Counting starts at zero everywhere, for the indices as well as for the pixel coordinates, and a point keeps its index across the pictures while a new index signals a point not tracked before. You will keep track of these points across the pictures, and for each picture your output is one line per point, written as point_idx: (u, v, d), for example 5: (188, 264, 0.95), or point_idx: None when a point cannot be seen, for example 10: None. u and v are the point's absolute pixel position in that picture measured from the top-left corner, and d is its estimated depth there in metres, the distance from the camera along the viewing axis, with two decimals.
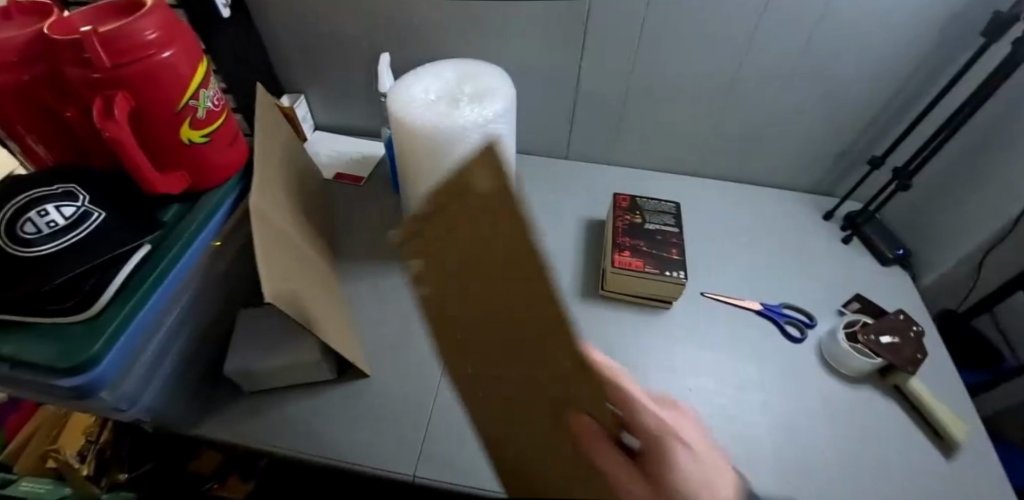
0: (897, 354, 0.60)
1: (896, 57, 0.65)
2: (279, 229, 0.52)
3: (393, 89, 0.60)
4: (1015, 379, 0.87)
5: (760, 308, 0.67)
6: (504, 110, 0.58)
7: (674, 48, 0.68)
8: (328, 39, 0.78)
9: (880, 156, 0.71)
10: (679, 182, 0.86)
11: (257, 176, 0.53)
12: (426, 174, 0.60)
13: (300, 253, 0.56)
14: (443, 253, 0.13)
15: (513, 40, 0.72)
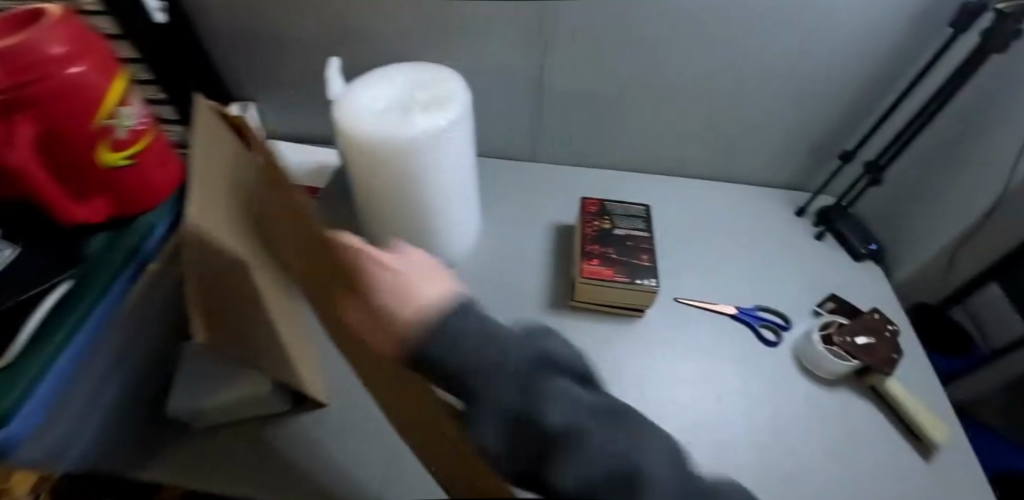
0: (872, 355, 0.59)
1: (865, 51, 0.63)
2: (230, 161, 0.43)
3: (340, 99, 0.56)
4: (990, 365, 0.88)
5: (734, 311, 0.66)
6: (460, 117, 0.54)
7: (639, 47, 0.65)
8: (276, 44, 0.73)
9: (851, 151, 0.70)
10: (652, 181, 0.83)
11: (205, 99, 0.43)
12: (381, 186, 0.56)
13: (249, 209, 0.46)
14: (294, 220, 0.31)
15: (471, 41, 0.68)
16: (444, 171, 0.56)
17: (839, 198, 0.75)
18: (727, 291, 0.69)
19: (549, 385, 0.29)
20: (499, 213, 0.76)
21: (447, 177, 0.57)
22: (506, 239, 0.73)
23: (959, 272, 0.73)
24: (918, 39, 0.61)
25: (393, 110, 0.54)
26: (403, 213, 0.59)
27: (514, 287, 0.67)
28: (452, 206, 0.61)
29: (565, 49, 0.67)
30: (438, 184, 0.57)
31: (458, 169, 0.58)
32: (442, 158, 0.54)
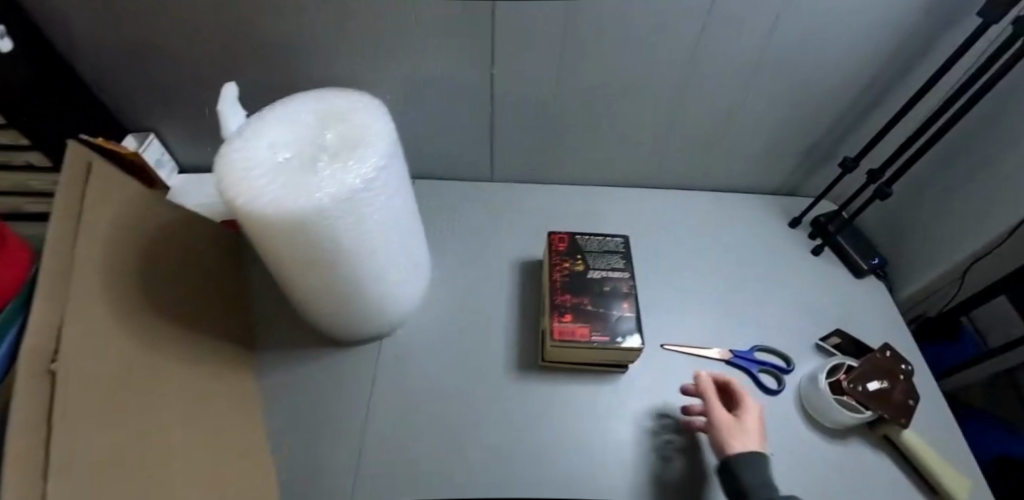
0: (886, 404, 0.51)
1: (876, 41, 0.53)
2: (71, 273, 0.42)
3: (223, 149, 0.43)
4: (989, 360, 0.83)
5: (729, 356, 0.57)
6: (381, 169, 0.42)
7: (610, 50, 0.54)
8: (172, 66, 0.60)
9: (853, 157, 0.61)
10: (626, 197, 0.74)
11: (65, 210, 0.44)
12: (292, 261, 0.45)
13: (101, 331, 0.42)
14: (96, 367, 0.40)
15: (404, 55, 0.56)
16: (370, 234, 0.44)
17: (841, 206, 0.66)
18: (719, 328, 0.61)
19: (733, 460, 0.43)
20: (453, 253, 0.66)
21: (376, 242, 0.46)
22: (463, 286, 0.63)
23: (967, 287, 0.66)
24: (933, 30, 0.52)
25: (294, 164, 0.42)
26: (328, 286, 0.48)
27: (474, 345, 0.58)
28: (389, 267, 0.50)
29: (519, 58, 0.55)
30: (364, 251, 0.46)
31: (389, 228, 0.47)
32: (363, 223, 0.43)
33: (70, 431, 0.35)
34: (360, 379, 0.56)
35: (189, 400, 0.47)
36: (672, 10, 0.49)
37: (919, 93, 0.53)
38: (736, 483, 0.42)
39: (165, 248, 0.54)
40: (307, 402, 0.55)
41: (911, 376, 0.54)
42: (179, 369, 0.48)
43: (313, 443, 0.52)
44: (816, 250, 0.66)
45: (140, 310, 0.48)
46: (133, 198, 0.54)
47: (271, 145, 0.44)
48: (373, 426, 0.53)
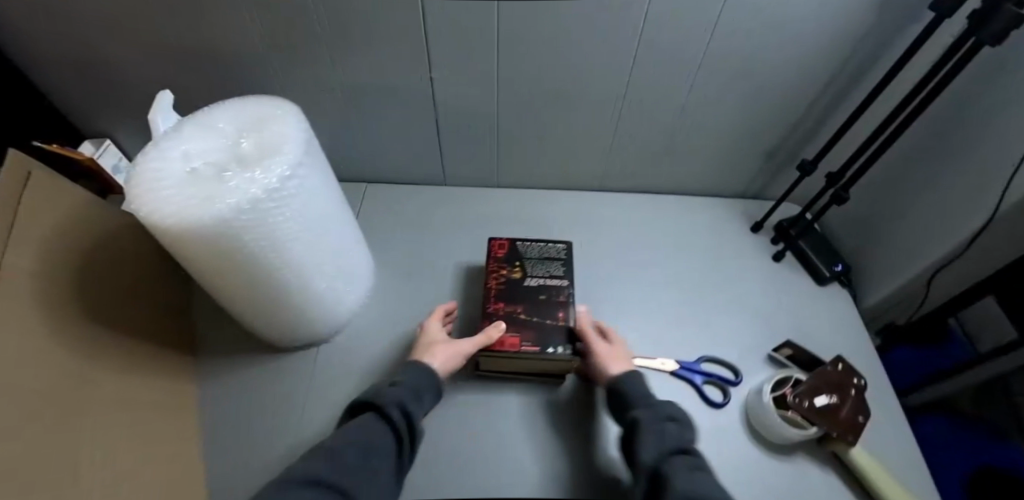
0: (834, 420, 0.49)
1: (828, 40, 0.50)
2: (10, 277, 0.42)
3: (138, 160, 0.43)
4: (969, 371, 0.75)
5: (674, 368, 0.55)
6: (291, 178, 0.41)
7: (549, 53, 0.53)
8: (119, 72, 0.61)
9: (812, 160, 0.58)
10: (580, 201, 0.72)
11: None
12: (211, 274, 0.44)
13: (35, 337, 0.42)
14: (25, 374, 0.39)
15: (340, 62, 0.56)
16: (285, 244, 0.44)
17: (803, 210, 0.63)
18: (664, 337, 0.59)
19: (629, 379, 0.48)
20: (399, 260, 0.66)
21: (294, 252, 0.45)
22: (407, 292, 0.63)
23: (932, 297, 0.63)
24: (889, 26, 0.49)
25: (204, 175, 0.41)
26: (253, 297, 0.47)
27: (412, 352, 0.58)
28: (315, 277, 0.50)
29: (457, 63, 0.54)
30: (282, 262, 0.45)
31: (308, 237, 0.46)
32: (276, 234, 0.42)
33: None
34: (297, 387, 0.56)
35: (121, 407, 0.47)
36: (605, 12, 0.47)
37: (874, 92, 0.50)
38: (620, 397, 0.48)
39: (107, 255, 0.55)
40: (243, 408, 0.55)
41: (864, 391, 0.51)
42: (118, 374, 0.49)
43: (245, 451, 0.52)
44: (776, 256, 0.65)
45: (78, 317, 0.48)
46: (75, 205, 0.54)
47: (186, 155, 0.44)
48: (304, 435, 0.53)
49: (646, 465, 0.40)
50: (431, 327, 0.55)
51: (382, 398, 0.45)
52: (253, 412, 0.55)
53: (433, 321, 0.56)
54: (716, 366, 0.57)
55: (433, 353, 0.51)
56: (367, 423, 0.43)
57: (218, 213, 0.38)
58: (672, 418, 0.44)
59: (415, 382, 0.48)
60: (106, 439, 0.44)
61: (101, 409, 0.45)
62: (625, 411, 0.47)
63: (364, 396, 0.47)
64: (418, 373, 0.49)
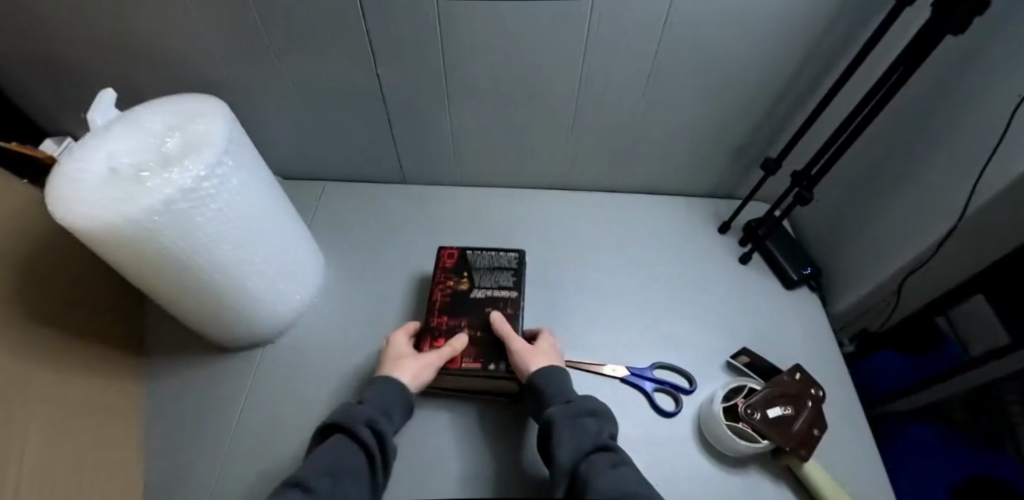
0: (786, 434, 0.46)
1: (789, 33, 0.47)
2: None
3: (62, 160, 0.42)
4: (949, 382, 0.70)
5: (624, 374, 0.53)
6: (207, 180, 0.40)
7: (495, 50, 0.50)
8: (71, 69, 0.60)
9: (776, 158, 0.55)
10: (543, 201, 0.71)
11: None
12: (134, 276, 0.43)
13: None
14: None
15: (283, 60, 0.54)
16: (207, 246, 0.43)
17: (770, 209, 0.61)
18: (617, 344, 0.57)
19: (546, 370, 0.45)
20: (354, 260, 0.65)
21: (218, 254, 0.44)
22: (360, 294, 0.62)
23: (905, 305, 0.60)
24: (854, 17, 0.45)
25: (124, 175, 0.41)
26: (185, 299, 0.47)
27: (360, 356, 0.57)
28: (248, 278, 0.48)
29: (401, 61, 0.53)
30: (206, 264, 0.44)
31: (234, 239, 0.45)
32: (194, 236, 0.41)
33: None
34: (243, 387, 0.56)
35: (59, 408, 0.47)
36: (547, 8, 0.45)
37: (835, 87, 0.47)
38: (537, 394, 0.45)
39: (55, 254, 0.54)
40: (187, 409, 0.55)
41: (822, 403, 0.49)
42: (60, 376, 0.48)
43: (184, 453, 0.52)
44: (742, 258, 0.62)
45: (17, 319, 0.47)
46: (22, 205, 0.54)
47: (111, 156, 0.43)
48: (245, 437, 0.52)
49: (564, 467, 0.38)
50: (398, 341, 0.50)
51: (350, 417, 0.42)
52: (197, 414, 0.54)
53: (400, 334, 0.50)
54: (670, 372, 0.55)
55: (403, 366, 0.46)
56: (337, 445, 0.40)
57: (126, 214, 0.37)
58: (593, 413, 0.42)
59: (387, 398, 0.44)
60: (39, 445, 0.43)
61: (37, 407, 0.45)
62: (541, 408, 0.44)
63: (330, 417, 0.43)
64: (385, 388, 0.45)
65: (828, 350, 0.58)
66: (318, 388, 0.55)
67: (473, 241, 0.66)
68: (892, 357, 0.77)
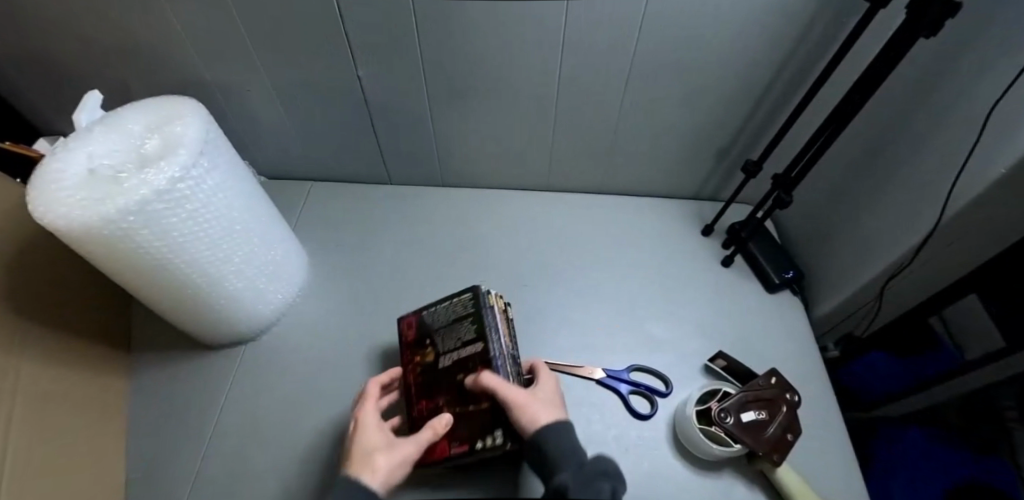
0: (759, 438, 0.46)
1: (770, 33, 0.47)
2: None
3: (44, 161, 0.43)
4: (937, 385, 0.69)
5: (601, 376, 0.53)
6: (183, 179, 0.41)
7: (474, 52, 0.51)
8: (59, 70, 0.61)
9: (757, 160, 0.55)
10: (528, 201, 0.71)
11: None
12: (114, 275, 0.44)
13: None
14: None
15: (265, 62, 0.55)
16: (185, 246, 0.43)
17: (753, 212, 0.60)
18: (595, 347, 0.57)
19: (558, 424, 0.38)
20: (339, 259, 0.66)
21: (196, 252, 0.45)
22: (342, 293, 0.63)
23: (890, 309, 0.60)
24: (833, 18, 0.45)
25: (103, 176, 0.41)
26: (166, 298, 0.48)
27: (341, 354, 0.58)
28: (228, 278, 0.49)
29: (383, 63, 0.53)
30: (184, 263, 0.45)
31: (212, 238, 0.46)
32: (171, 234, 0.42)
33: None
34: (226, 383, 0.57)
35: (46, 400, 0.48)
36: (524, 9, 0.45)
37: (813, 89, 0.47)
38: (544, 461, 0.37)
39: (45, 251, 0.56)
40: (170, 406, 0.56)
41: (798, 407, 0.48)
42: (47, 369, 0.49)
43: (167, 448, 0.53)
44: (725, 261, 0.62)
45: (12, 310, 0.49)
46: (13, 201, 0.55)
47: (92, 156, 0.44)
48: (225, 433, 0.53)
49: None
50: (369, 426, 0.40)
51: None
52: (179, 411, 0.55)
53: (371, 417, 0.41)
54: (646, 374, 0.55)
55: (374, 466, 0.37)
56: None
57: (103, 214, 0.37)
58: (606, 476, 0.34)
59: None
60: (28, 433, 0.44)
61: (28, 398, 0.46)
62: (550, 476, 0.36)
63: None
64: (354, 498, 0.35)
65: (808, 355, 0.57)
66: (299, 385, 0.56)
67: (456, 243, 0.66)
68: (885, 361, 0.75)
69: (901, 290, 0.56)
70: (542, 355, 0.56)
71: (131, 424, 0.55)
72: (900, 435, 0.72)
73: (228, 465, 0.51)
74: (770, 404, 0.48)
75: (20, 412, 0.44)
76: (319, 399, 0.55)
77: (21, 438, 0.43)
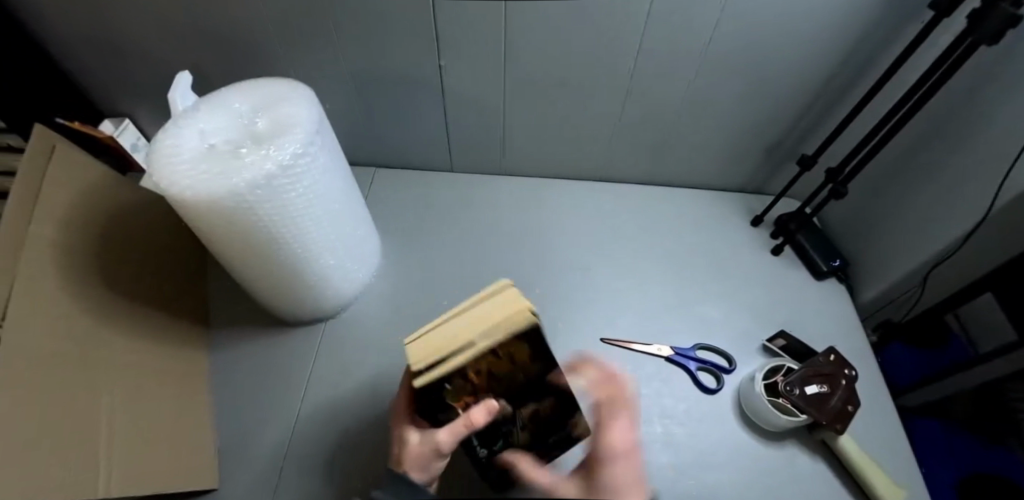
0: (823, 409, 0.50)
1: (835, 37, 0.51)
2: (42, 245, 0.45)
3: (157, 136, 0.44)
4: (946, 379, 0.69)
5: (669, 353, 0.57)
6: (300, 156, 0.43)
7: (555, 46, 0.54)
8: (135, 55, 0.63)
9: (812, 155, 0.60)
10: (586, 189, 0.74)
11: (29, 193, 0.46)
12: (224, 248, 0.46)
13: (62, 305, 0.45)
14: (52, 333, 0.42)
15: (350, 49, 0.57)
16: (295, 219, 0.45)
17: (802, 205, 0.64)
18: (658, 326, 0.61)
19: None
20: (407, 241, 0.68)
21: (301, 227, 0.47)
22: (413, 272, 0.65)
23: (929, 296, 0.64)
24: (893, 25, 0.49)
25: (220, 151, 0.43)
26: (262, 272, 0.50)
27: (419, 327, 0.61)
28: (323, 255, 0.51)
29: (465, 52, 0.55)
30: (290, 237, 0.46)
31: (316, 214, 0.48)
32: (285, 208, 0.44)
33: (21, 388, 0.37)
34: (307, 359, 0.59)
35: (134, 380, 0.48)
36: (611, 7, 0.48)
37: (872, 90, 0.51)
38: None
39: (125, 230, 0.57)
40: (251, 383, 0.58)
41: (855, 381, 0.52)
42: (135, 346, 0.51)
43: (257, 419, 0.55)
44: (775, 249, 0.66)
45: (96, 291, 0.49)
46: (95, 178, 0.56)
47: (204, 133, 0.45)
48: (312, 405, 0.56)
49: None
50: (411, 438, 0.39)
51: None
52: (260, 389, 0.57)
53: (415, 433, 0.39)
54: (710, 353, 0.59)
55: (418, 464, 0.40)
56: None
57: (232, 187, 0.39)
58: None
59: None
60: (123, 415, 0.45)
61: (116, 370, 0.47)
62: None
63: None
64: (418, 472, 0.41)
65: (855, 336, 0.62)
66: (379, 359, 0.59)
67: (519, 228, 0.69)
68: None
69: (941, 277, 0.61)
70: (613, 334, 0.60)
71: (215, 398, 0.57)
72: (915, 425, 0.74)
73: (320, 432, 0.54)
74: (830, 380, 0.51)
75: (110, 381, 0.46)
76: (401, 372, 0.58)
77: (110, 408, 0.45)
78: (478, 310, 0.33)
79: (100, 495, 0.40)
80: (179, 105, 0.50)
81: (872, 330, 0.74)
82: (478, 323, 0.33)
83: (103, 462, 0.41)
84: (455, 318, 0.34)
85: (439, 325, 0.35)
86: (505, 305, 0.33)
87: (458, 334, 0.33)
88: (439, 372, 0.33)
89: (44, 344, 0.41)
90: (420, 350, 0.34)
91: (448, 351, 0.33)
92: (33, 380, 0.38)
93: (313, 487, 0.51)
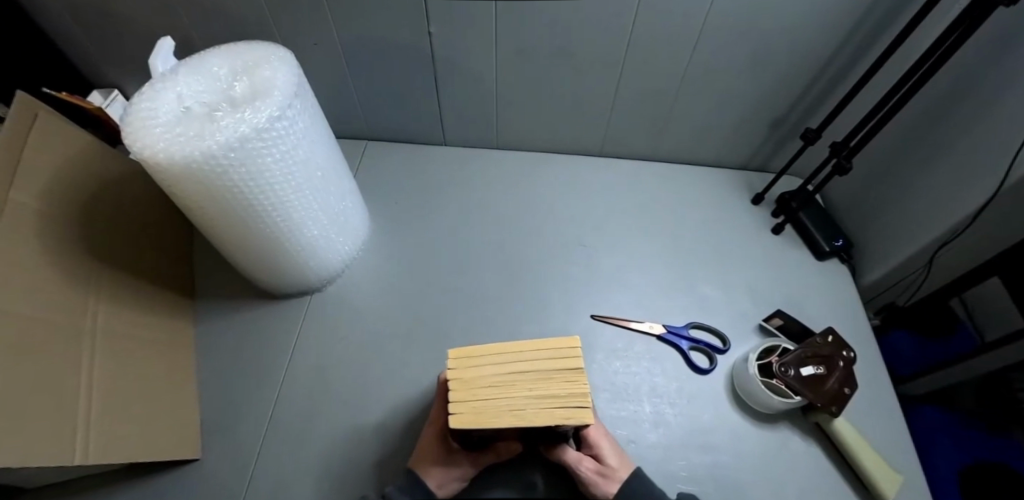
0: (819, 391, 0.48)
1: (843, 5, 0.48)
2: (29, 213, 0.45)
3: (133, 98, 0.42)
4: (955, 366, 0.66)
5: (661, 331, 0.56)
6: (276, 122, 0.41)
7: (547, 15, 0.51)
8: (118, 23, 0.60)
9: (816, 129, 0.57)
10: (583, 164, 0.73)
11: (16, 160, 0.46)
12: (202, 215, 0.45)
13: (54, 273, 0.45)
14: (42, 301, 0.43)
15: (336, 18, 0.55)
16: (273, 186, 0.44)
17: (805, 182, 0.62)
18: (651, 303, 0.59)
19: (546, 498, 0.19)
20: (397, 215, 0.67)
21: (280, 195, 0.45)
22: (403, 247, 0.65)
23: (934, 280, 0.62)
24: None
25: (196, 114, 0.41)
26: (243, 242, 0.49)
27: (409, 301, 0.60)
28: (305, 225, 0.51)
29: (454, 21, 0.53)
30: (267, 205, 0.45)
31: (294, 182, 0.46)
32: (261, 174, 0.42)
33: (10, 352, 0.37)
34: (294, 332, 0.59)
35: (118, 350, 0.48)
36: None
37: (881, 58, 0.48)
38: None
39: (111, 200, 0.56)
40: (239, 355, 0.57)
41: (853, 363, 0.50)
42: (120, 316, 0.50)
43: (243, 390, 0.55)
44: (775, 228, 0.65)
45: (82, 260, 0.49)
46: (78, 146, 0.54)
47: (180, 96, 0.43)
48: (296, 378, 0.55)
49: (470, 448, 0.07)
50: (434, 471, 0.39)
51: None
52: (246, 362, 0.57)
53: (436, 469, 0.40)
54: (704, 331, 0.57)
55: (433, 478, 0.39)
56: None
57: (206, 149, 0.38)
58: None
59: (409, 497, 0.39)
60: (104, 383, 0.45)
61: (98, 337, 0.46)
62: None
63: None
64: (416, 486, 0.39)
65: (854, 317, 0.60)
66: (368, 331, 0.58)
67: (513, 204, 0.68)
68: (906, 338, 0.74)
69: (947, 259, 0.58)
70: (605, 312, 0.58)
71: (203, 371, 0.57)
72: (914, 413, 0.70)
73: (303, 404, 0.54)
74: (829, 364, 0.49)
75: (92, 350, 0.45)
76: (389, 347, 0.57)
77: (91, 374, 0.44)
78: (545, 374, 0.30)
79: (76, 460, 0.39)
80: (159, 61, 0.47)
81: (873, 313, 0.72)
82: (538, 386, 0.30)
83: (81, 428, 0.41)
84: (514, 369, 0.30)
85: (495, 364, 0.31)
86: (572, 380, 0.30)
87: (509, 386, 0.30)
88: (471, 424, 0.29)
89: (34, 311, 0.41)
90: (461, 382, 0.31)
91: (489, 400, 0.30)
92: (25, 347, 0.39)
93: (294, 457, 0.51)
